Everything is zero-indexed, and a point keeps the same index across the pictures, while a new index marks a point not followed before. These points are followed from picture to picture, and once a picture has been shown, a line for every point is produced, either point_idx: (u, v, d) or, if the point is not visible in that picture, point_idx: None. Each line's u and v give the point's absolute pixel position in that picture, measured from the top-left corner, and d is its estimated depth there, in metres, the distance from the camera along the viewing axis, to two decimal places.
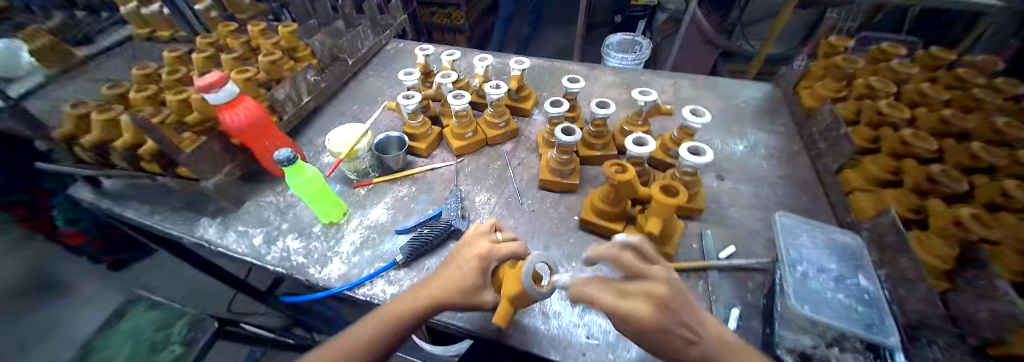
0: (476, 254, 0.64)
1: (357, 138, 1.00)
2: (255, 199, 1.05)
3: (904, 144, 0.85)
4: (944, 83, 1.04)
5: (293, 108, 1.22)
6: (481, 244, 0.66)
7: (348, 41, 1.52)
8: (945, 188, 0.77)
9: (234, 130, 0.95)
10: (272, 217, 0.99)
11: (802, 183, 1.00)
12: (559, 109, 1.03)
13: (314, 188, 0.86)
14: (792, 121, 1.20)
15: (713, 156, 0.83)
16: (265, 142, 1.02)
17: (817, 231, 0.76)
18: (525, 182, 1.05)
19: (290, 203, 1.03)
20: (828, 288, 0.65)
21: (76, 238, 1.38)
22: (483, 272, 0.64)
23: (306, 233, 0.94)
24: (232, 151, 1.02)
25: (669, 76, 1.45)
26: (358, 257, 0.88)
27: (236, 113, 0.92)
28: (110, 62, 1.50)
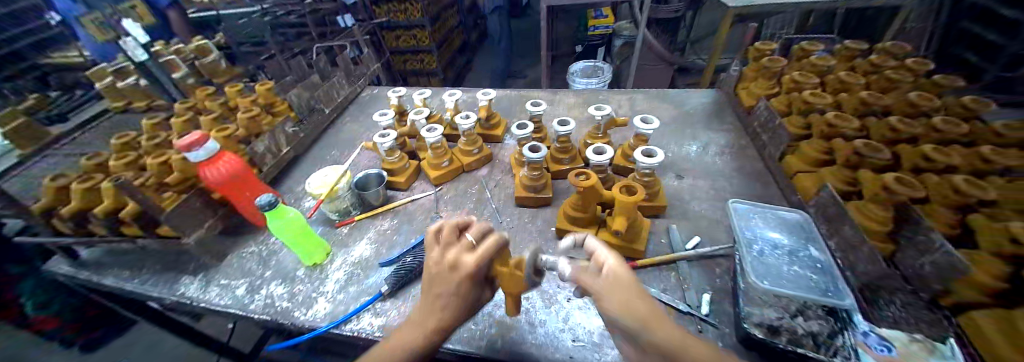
0: (461, 273, 0.60)
1: (337, 179, 1.02)
2: (237, 252, 1.04)
3: (831, 126, 0.95)
4: (862, 70, 1.17)
5: (273, 160, 1.27)
6: (463, 259, 0.61)
7: (324, 92, 1.60)
8: (872, 159, 0.85)
9: (214, 185, 0.98)
10: (255, 267, 0.99)
11: (754, 171, 1.08)
12: (524, 131, 1.10)
13: (295, 229, 0.87)
14: (739, 119, 1.31)
15: (663, 156, 0.92)
16: (246, 193, 1.04)
17: (769, 211, 0.82)
18: (502, 201, 1.08)
19: (274, 250, 1.03)
20: (784, 263, 0.70)
21: (46, 324, 1.34)
22: (473, 281, 0.62)
23: (290, 277, 0.94)
24: (214, 206, 1.04)
25: (626, 92, 1.58)
26: (343, 294, 0.87)
27: (216, 168, 0.95)
28: (84, 136, 1.53)
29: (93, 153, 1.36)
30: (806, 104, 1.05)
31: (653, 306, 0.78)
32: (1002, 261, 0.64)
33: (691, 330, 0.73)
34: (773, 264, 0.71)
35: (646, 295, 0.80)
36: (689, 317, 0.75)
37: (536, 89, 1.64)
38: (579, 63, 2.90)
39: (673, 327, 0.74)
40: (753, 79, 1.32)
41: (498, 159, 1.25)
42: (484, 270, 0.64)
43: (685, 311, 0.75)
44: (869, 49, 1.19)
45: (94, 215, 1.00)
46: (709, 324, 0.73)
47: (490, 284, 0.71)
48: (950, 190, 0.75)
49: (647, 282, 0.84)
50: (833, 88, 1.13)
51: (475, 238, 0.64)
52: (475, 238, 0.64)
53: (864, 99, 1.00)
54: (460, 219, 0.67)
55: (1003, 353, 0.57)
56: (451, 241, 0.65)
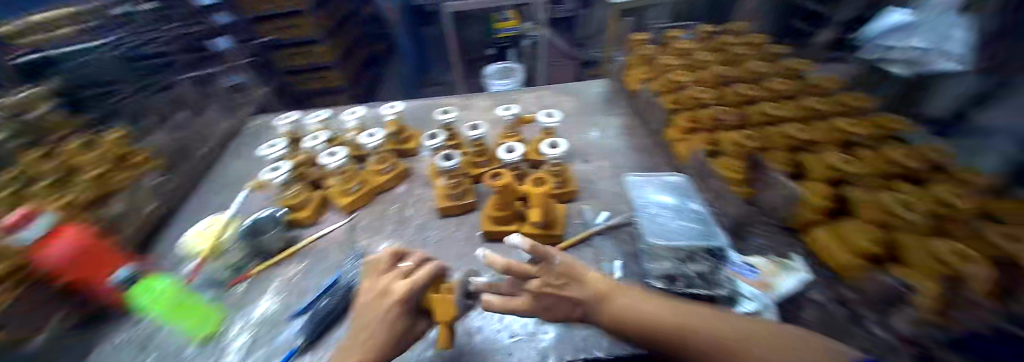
0: (397, 299, 0.60)
1: (220, 229, 0.98)
2: (108, 342, 0.88)
3: (696, 99, 1.12)
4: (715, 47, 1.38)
5: (132, 220, 1.15)
6: (394, 286, 0.62)
7: None
8: (723, 122, 1.03)
9: (52, 271, 0.81)
10: (132, 357, 0.83)
11: (638, 147, 1.25)
12: (435, 140, 1.11)
13: (173, 299, 0.86)
14: (629, 102, 1.47)
15: (565, 146, 1.03)
16: (100, 274, 0.87)
17: (657, 179, 0.95)
18: (424, 216, 1.06)
19: (153, 331, 0.87)
20: (672, 219, 0.81)
21: None
22: (405, 308, 0.61)
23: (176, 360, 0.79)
24: (64, 296, 0.85)
25: (533, 89, 1.66)
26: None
27: (55, 247, 0.80)
28: None
29: None
30: (675, 83, 1.21)
31: None
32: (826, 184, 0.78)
33: None
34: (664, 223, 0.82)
35: None
36: None
37: (447, 97, 1.65)
38: (491, 65, 2.98)
39: None
40: (636, 64, 1.46)
41: (413, 174, 1.22)
42: (417, 299, 0.64)
43: None
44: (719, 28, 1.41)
45: None
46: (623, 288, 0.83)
47: (426, 313, 0.67)
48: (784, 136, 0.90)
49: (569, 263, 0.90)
50: (695, 66, 1.28)
51: (407, 263, 0.67)
52: (413, 264, 0.67)
53: (718, 72, 1.17)
54: (395, 249, 0.70)
55: (837, 259, 0.70)
56: (386, 269, 0.67)
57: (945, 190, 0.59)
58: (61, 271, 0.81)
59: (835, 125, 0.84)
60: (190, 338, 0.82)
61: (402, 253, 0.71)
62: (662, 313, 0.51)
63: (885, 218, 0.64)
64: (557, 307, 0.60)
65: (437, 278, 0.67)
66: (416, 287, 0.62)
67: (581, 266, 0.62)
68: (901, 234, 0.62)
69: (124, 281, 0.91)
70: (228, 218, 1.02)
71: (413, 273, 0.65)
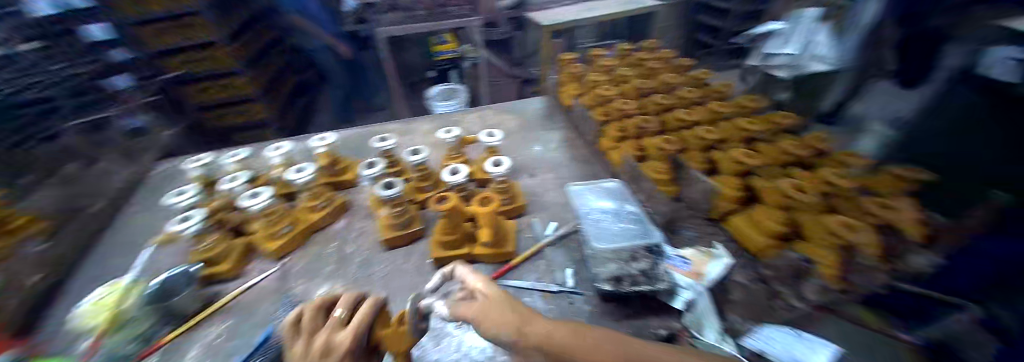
0: (344, 348, 0.54)
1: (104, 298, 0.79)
2: None
3: (619, 110, 1.21)
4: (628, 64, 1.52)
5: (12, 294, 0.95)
6: (335, 338, 0.55)
7: None
8: (646, 130, 1.11)
9: None
10: None
11: (578, 158, 1.32)
12: (373, 169, 1.07)
13: None
14: (565, 117, 1.55)
15: (508, 163, 1.04)
16: None
17: (596, 186, 1.00)
18: (368, 250, 1.01)
19: None
20: (612, 223, 0.86)
21: None
22: (355, 357, 0.55)
23: None
24: None
25: (475, 110, 1.69)
26: None
27: None
28: None
29: None
30: (602, 97, 1.31)
31: (533, 297, 0.85)
32: (734, 176, 0.88)
33: (564, 304, 0.83)
34: (605, 227, 0.86)
35: (524, 290, 0.87)
36: (560, 296, 0.85)
37: (388, 123, 1.61)
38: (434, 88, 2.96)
39: (550, 310, 0.82)
40: (568, 80, 1.55)
41: (354, 207, 1.15)
42: (367, 341, 0.59)
43: (556, 291, 0.85)
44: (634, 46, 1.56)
45: None
46: (575, 295, 0.85)
47: (375, 353, 0.62)
48: (695, 138, 1.00)
49: (522, 278, 0.91)
50: (617, 81, 1.38)
51: (343, 309, 0.61)
52: (346, 312, 0.61)
53: (636, 85, 1.28)
54: (322, 298, 0.64)
55: (753, 241, 0.78)
56: (318, 324, 0.60)
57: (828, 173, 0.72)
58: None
59: (737, 124, 0.97)
60: None
61: (330, 303, 0.65)
62: None
63: (784, 201, 0.75)
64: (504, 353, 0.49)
65: (381, 314, 0.64)
66: (362, 336, 0.56)
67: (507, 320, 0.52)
68: (800, 214, 0.73)
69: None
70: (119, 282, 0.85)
71: (352, 317, 0.60)
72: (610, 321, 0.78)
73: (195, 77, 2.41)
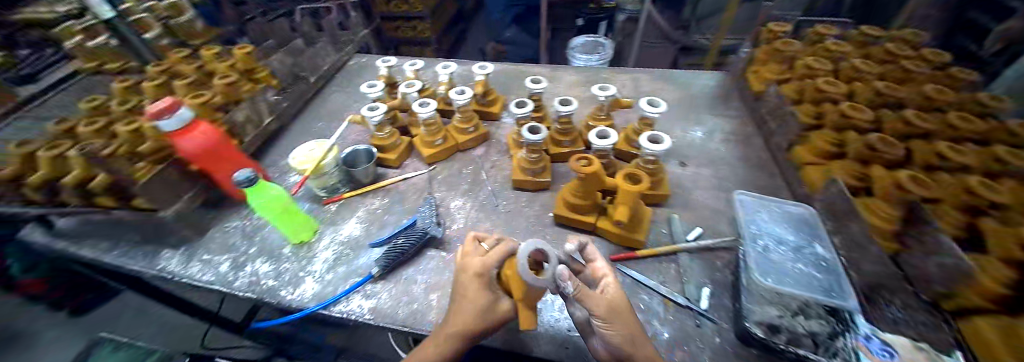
0: (472, 272, 0.58)
1: (322, 154, 0.92)
2: (220, 226, 0.94)
3: (845, 117, 0.90)
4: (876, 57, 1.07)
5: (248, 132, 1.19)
6: (471, 262, 0.59)
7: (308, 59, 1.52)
8: (880, 153, 0.80)
9: (193, 156, 0.86)
10: (239, 242, 0.89)
11: (756, 162, 1.07)
12: (523, 110, 1.04)
13: (277, 208, 0.78)
14: (745, 105, 1.28)
15: (669, 142, 0.88)
16: (225, 166, 0.92)
17: (775, 206, 0.82)
18: (499, 184, 1.02)
19: (262, 224, 0.93)
20: (788, 259, 0.69)
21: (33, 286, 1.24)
22: (486, 285, 0.58)
23: (275, 255, 0.84)
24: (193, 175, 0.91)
25: (632, 73, 1.50)
26: (332, 274, 0.78)
27: (192, 138, 0.83)
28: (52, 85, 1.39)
29: (80, 98, 1.21)
30: (818, 93, 0.99)
31: (651, 297, 0.77)
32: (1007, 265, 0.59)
33: (687, 323, 0.72)
34: (778, 261, 0.69)
35: (644, 287, 0.79)
36: (685, 311, 0.74)
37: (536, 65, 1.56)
38: (579, 37, 2.79)
39: (669, 320, 0.73)
40: (765, 61, 1.23)
41: (494, 139, 1.17)
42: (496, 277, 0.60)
43: (682, 304, 0.75)
44: (881, 36, 1.10)
45: (31, 182, 0.89)
46: (705, 319, 0.72)
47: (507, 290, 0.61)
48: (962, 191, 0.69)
49: (645, 274, 0.82)
50: (845, 77, 1.03)
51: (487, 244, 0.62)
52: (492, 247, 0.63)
53: (879, 89, 0.92)
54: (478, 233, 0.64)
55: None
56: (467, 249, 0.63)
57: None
58: (189, 159, 0.86)
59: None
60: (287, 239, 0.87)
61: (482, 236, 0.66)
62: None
63: None
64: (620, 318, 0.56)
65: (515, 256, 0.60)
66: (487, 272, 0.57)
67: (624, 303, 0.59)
68: None
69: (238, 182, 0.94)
70: (331, 144, 0.96)
71: (491, 250, 0.61)
72: None
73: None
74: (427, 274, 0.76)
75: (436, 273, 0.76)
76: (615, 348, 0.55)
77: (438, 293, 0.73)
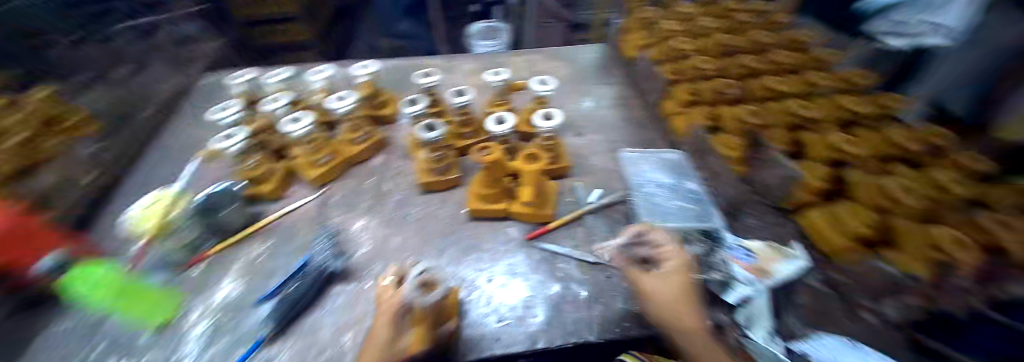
0: (384, 309, 0.56)
1: (164, 207, 0.85)
2: (45, 332, 0.74)
3: (696, 69, 1.04)
4: None
5: (65, 195, 0.94)
6: (382, 298, 0.59)
7: (137, 88, 1.33)
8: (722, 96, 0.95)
9: None
10: (78, 346, 0.71)
11: (638, 121, 1.19)
12: (416, 108, 0.98)
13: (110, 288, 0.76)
14: (623, 72, 1.41)
15: (559, 118, 0.93)
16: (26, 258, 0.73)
17: (654, 156, 0.93)
18: (405, 191, 0.97)
19: (99, 319, 0.74)
20: (668, 199, 0.79)
21: None
22: (395, 319, 0.55)
23: (132, 350, 0.68)
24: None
25: (522, 53, 1.54)
26: (210, 353, 0.66)
27: None
28: None
29: None
30: (677, 51, 1.13)
31: (568, 264, 0.81)
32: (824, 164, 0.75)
33: (601, 277, 0.78)
34: (660, 202, 0.79)
35: (560, 256, 0.83)
36: (598, 267, 0.80)
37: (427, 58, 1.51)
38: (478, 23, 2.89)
39: (586, 280, 0.78)
40: (636, 28, 1.36)
41: (391, 144, 1.11)
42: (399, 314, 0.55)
43: (594, 262, 0.81)
44: None
45: None
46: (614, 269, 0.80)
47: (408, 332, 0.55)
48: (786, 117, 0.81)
49: (559, 243, 0.86)
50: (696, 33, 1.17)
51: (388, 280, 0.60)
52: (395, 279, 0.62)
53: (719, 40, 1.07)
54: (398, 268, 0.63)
55: (831, 241, 0.69)
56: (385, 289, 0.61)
57: (901, 135, 0.59)
58: None
59: (841, 101, 0.72)
60: (143, 325, 0.72)
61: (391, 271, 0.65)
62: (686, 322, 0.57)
63: (879, 201, 0.60)
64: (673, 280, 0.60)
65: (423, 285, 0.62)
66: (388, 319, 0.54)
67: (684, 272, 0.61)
68: (895, 218, 0.58)
69: (53, 270, 0.76)
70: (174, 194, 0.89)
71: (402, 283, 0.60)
72: None
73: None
74: (334, 314, 0.69)
75: (344, 312, 0.70)
76: (655, 303, 0.62)
77: (352, 332, 0.67)
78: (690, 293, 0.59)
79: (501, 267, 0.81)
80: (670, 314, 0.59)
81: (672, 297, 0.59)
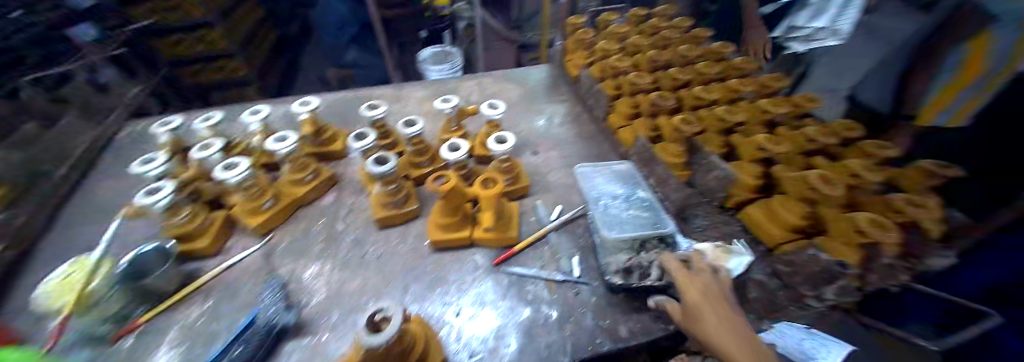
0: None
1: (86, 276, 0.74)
2: None
3: (632, 85, 1.11)
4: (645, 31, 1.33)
5: None
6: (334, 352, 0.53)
7: (46, 148, 1.19)
8: (659, 107, 1.02)
9: None
10: None
11: (589, 135, 1.24)
12: (362, 143, 0.93)
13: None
14: (570, 89, 1.47)
15: (512, 140, 0.94)
16: None
17: (606, 168, 0.96)
18: (359, 229, 0.93)
19: None
20: (623, 210, 0.82)
21: None
22: None
23: None
24: None
25: (472, 78, 1.56)
26: None
27: None
28: None
29: None
30: (614, 69, 1.20)
31: (536, 285, 0.81)
32: (755, 163, 0.83)
33: (570, 294, 0.79)
34: (615, 213, 0.82)
35: (528, 278, 0.82)
36: (566, 285, 0.81)
37: (376, 88, 1.48)
38: (426, 50, 2.83)
39: (556, 300, 0.78)
40: (575, 48, 1.44)
41: (343, 180, 1.07)
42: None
43: (561, 280, 0.81)
44: (647, 13, 1.37)
45: None
46: (582, 285, 0.80)
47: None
48: (717, 121, 0.91)
49: (525, 265, 0.86)
50: (630, 50, 1.26)
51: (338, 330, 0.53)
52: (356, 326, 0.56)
53: (650, 56, 1.15)
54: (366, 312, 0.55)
55: (773, 234, 0.77)
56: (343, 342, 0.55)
57: (813, 133, 0.76)
58: None
59: (759, 105, 0.90)
60: None
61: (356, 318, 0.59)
62: (709, 318, 0.56)
63: (805, 194, 0.71)
64: (688, 282, 0.62)
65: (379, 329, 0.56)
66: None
67: (701, 273, 0.62)
68: (824, 208, 0.69)
69: None
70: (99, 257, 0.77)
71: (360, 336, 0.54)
72: (618, 314, 0.74)
73: (164, 28, 2.30)
74: None
75: None
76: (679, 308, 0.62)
77: None
78: (709, 290, 0.60)
79: (469, 297, 0.78)
80: (694, 314, 0.58)
81: (692, 296, 0.60)
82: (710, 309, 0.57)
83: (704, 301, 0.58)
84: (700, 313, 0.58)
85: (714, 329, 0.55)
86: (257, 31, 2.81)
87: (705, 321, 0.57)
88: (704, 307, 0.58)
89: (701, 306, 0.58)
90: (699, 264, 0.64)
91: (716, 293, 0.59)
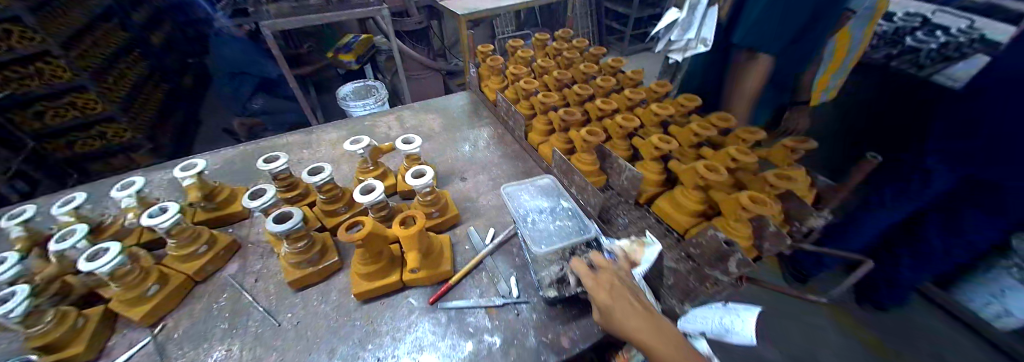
0: None
1: None
2: None
3: (543, 104, 1.19)
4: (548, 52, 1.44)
5: None
6: None
7: None
8: (569, 121, 1.09)
9: None
10: None
11: (514, 153, 1.28)
12: (261, 201, 0.85)
13: None
14: (491, 112, 1.51)
15: (429, 174, 0.91)
16: None
17: (529, 184, 0.99)
18: (273, 295, 0.84)
19: None
20: (549, 222, 0.85)
21: None
22: None
23: None
24: None
25: (392, 112, 1.53)
26: None
27: None
28: None
29: None
30: (525, 91, 1.27)
31: (475, 316, 0.79)
32: (654, 160, 0.95)
33: (510, 317, 0.78)
34: (542, 227, 0.84)
35: (466, 310, 0.80)
36: (505, 308, 0.80)
37: (285, 135, 1.38)
38: (346, 86, 2.72)
39: (497, 326, 0.76)
40: (489, 73, 1.49)
41: (254, 243, 0.97)
42: None
43: (500, 305, 0.80)
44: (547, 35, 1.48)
45: None
46: (520, 305, 0.80)
47: None
48: (618, 127, 1.01)
49: (462, 296, 0.83)
50: (538, 72, 1.35)
51: None
52: None
53: (555, 76, 1.24)
54: None
55: (678, 222, 0.86)
56: None
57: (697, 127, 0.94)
58: None
59: (651, 109, 1.03)
60: None
61: None
62: (625, 320, 0.59)
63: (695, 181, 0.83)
64: (600, 288, 0.62)
65: None
66: None
67: (606, 274, 0.64)
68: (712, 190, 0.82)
69: None
70: None
71: None
72: (557, 326, 0.75)
73: (23, 99, 1.92)
74: None
75: None
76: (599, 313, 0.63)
77: None
78: (617, 291, 0.62)
79: (406, 345, 0.74)
80: (613, 317, 0.60)
81: (606, 303, 0.61)
82: (625, 312, 0.59)
83: (617, 303, 0.60)
84: (618, 317, 0.59)
85: (633, 329, 0.58)
86: (143, 89, 2.49)
87: (625, 325, 0.59)
88: (618, 309, 0.60)
89: (618, 311, 0.59)
90: (602, 266, 0.66)
91: (623, 292, 0.62)
